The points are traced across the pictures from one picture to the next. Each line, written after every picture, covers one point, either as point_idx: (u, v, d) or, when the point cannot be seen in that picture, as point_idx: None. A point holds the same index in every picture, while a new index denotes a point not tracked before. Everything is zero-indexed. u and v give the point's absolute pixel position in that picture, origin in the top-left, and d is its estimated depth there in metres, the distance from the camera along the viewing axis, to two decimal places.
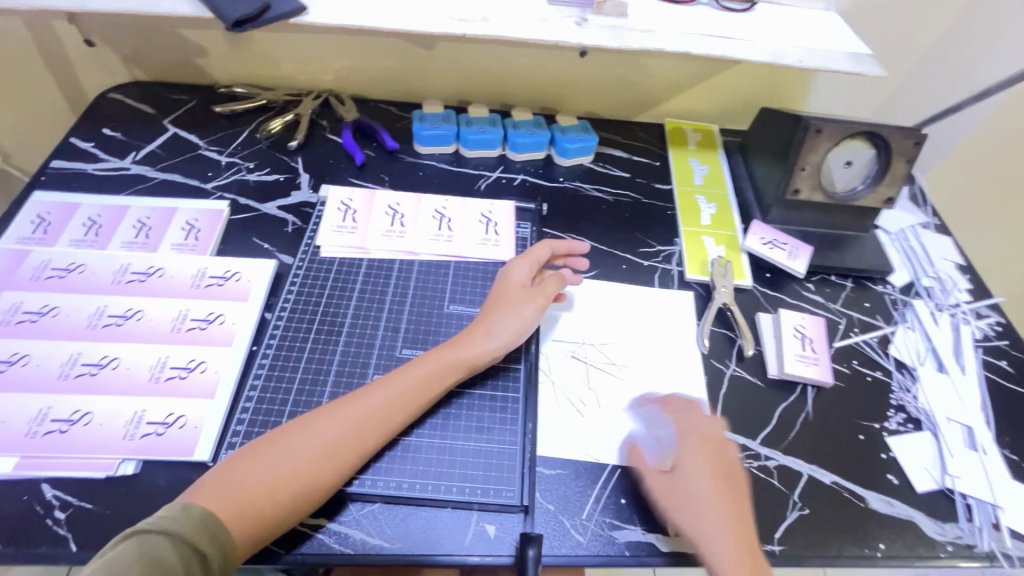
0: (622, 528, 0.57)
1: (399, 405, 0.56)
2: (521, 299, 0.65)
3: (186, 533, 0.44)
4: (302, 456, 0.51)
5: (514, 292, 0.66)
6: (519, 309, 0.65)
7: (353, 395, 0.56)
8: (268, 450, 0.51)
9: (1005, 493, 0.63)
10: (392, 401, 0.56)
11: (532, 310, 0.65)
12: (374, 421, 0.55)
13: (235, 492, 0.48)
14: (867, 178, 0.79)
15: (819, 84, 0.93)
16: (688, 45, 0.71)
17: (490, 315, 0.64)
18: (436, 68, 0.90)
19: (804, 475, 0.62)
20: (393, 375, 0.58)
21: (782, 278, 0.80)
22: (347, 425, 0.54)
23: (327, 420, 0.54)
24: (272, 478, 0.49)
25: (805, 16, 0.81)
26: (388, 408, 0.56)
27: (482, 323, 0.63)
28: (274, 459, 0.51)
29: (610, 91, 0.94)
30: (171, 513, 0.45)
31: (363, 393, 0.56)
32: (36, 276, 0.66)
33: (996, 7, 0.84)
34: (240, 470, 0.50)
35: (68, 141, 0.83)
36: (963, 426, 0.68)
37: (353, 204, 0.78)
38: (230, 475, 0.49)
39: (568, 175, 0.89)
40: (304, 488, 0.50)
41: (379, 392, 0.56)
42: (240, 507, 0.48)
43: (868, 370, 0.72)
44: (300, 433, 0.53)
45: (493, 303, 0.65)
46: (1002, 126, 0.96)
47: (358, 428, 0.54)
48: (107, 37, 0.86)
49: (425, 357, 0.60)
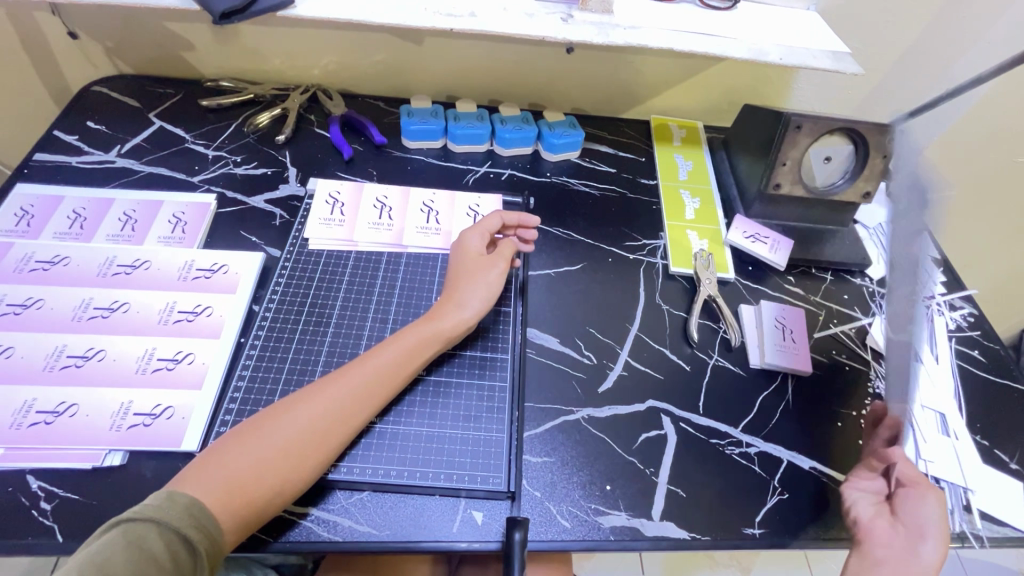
0: (607, 514, 0.58)
1: (381, 382, 0.57)
2: (483, 269, 0.68)
3: (172, 521, 0.45)
4: (288, 437, 0.52)
5: (475, 262, 0.69)
6: (484, 278, 0.67)
7: (333, 376, 0.57)
8: (253, 434, 0.52)
9: (975, 476, 0.65)
10: (373, 378, 0.57)
11: (495, 276, 0.68)
12: (358, 397, 0.56)
13: (222, 478, 0.48)
14: (845, 173, 0.81)
15: (800, 82, 0.95)
16: (672, 42, 0.72)
17: (456, 288, 0.66)
18: (423, 63, 0.91)
19: (785, 461, 0.64)
20: (371, 353, 0.59)
21: (763, 271, 0.81)
22: (330, 405, 0.54)
23: (310, 400, 0.54)
24: (260, 461, 0.50)
25: (786, 15, 0.83)
26: (370, 385, 0.57)
27: (450, 296, 0.65)
28: (260, 444, 0.51)
29: (596, 87, 0.95)
30: (156, 501, 0.46)
31: (343, 373, 0.57)
32: (19, 269, 0.66)
33: (970, 8, 0.86)
34: (226, 456, 0.50)
35: (51, 134, 0.82)
36: (937, 413, 0.70)
37: (341, 197, 0.79)
38: (218, 461, 0.50)
39: (555, 170, 0.90)
40: (294, 469, 0.51)
41: (358, 369, 0.57)
42: (227, 493, 0.48)
43: (846, 359, 0.74)
44: (283, 414, 0.53)
45: (457, 275, 0.68)
46: (977, 124, 0.99)
47: (343, 407, 0.55)
48: (91, 30, 0.86)
49: (401, 335, 0.61)
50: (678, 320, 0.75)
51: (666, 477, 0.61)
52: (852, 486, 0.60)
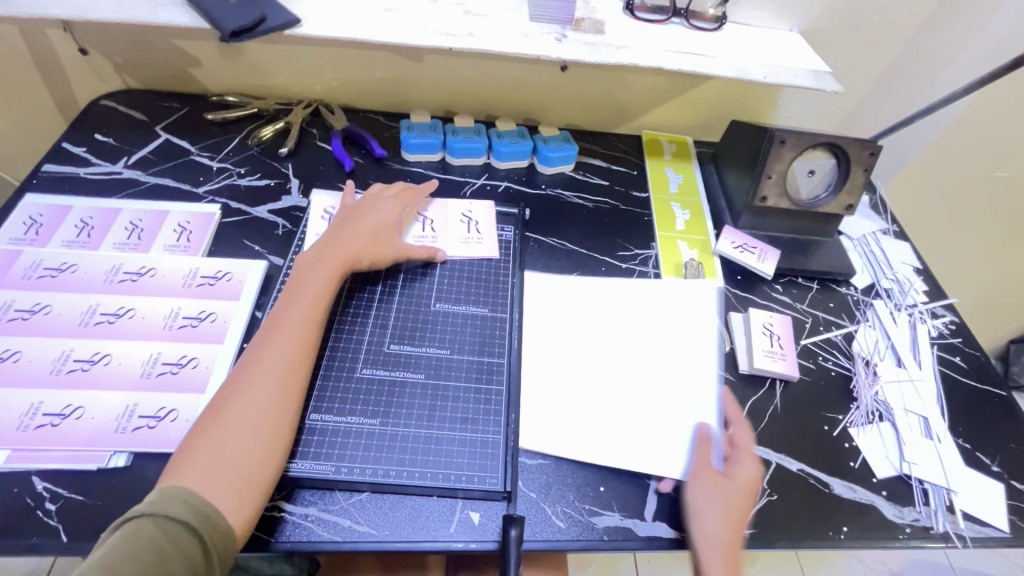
0: (601, 514, 0.60)
1: (305, 335, 0.60)
2: (370, 220, 0.74)
3: (169, 512, 0.46)
4: (249, 413, 0.53)
5: (363, 213, 0.74)
6: (375, 230, 0.73)
7: (268, 339, 0.59)
8: (216, 423, 0.52)
9: (957, 477, 0.67)
10: (300, 336, 0.59)
11: (382, 226, 0.74)
12: (291, 356, 0.58)
13: (204, 467, 0.50)
14: (829, 187, 0.85)
15: (785, 99, 0.99)
16: (661, 61, 0.76)
17: (348, 242, 0.70)
18: (423, 80, 0.94)
19: (773, 463, 0.66)
20: (282, 313, 0.61)
21: (752, 280, 0.84)
22: (273, 372, 0.56)
23: (252, 374, 0.56)
24: (231, 442, 0.51)
25: (770, 36, 0.87)
26: (298, 341, 0.59)
27: (345, 248, 0.69)
28: (227, 427, 0.52)
29: (589, 104, 0.99)
30: (152, 498, 0.47)
31: (268, 338, 0.59)
32: (28, 276, 0.67)
33: (946, 29, 0.91)
34: (198, 447, 0.51)
35: (60, 146, 0.84)
36: (919, 417, 0.72)
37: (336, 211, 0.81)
38: (190, 454, 0.51)
39: (550, 182, 0.93)
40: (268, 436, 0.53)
41: (282, 331, 0.59)
42: (219, 479, 0.49)
43: (831, 364, 0.77)
44: (236, 397, 0.54)
45: (344, 227, 0.72)
46: (953, 141, 1.03)
47: (282, 369, 0.57)
48: (101, 46, 0.88)
49: (301, 290, 0.64)
50: None
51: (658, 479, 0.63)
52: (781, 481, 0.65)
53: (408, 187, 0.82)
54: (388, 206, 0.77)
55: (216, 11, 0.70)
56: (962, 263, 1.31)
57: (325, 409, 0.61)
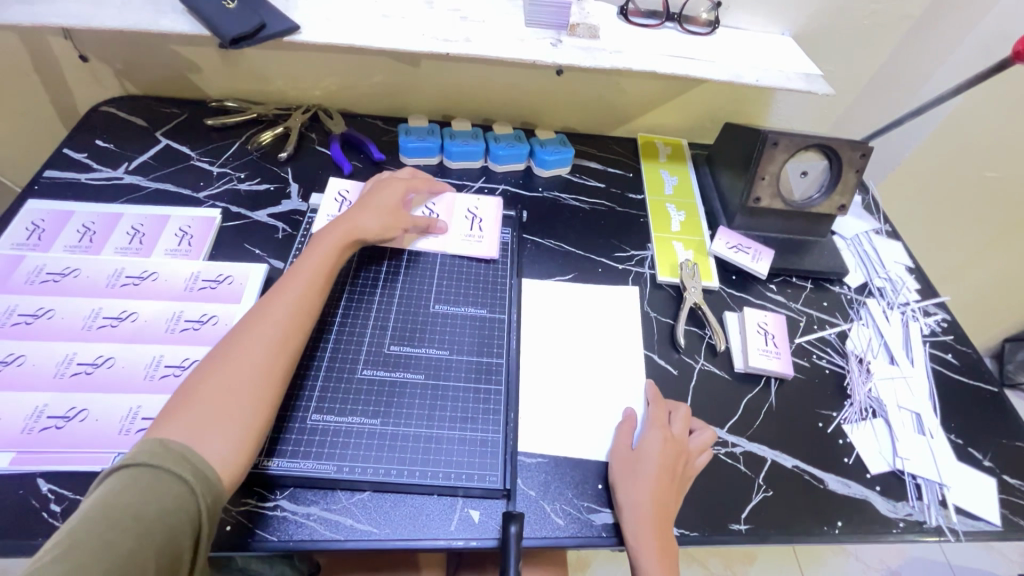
0: (599, 512, 0.60)
1: (304, 303, 0.61)
2: (378, 198, 0.74)
3: (171, 463, 0.46)
4: (246, 370, 0.54)
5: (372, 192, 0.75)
6: (384, 208, 0.74)
7: (268, 303, 0.60)
8: (214, 377, 0.53)
9: (950, 472, 0.68)
10: (300, 303, 0.60)
11: (389, 204, 0.75)
12: (290, 321, 0.59)
13: (200, 417, 0.50)
14: (821, 187, 0.86)
15: (778, 101, 1.00)
16: (655, 64, 0.77)
17: (357, 216, 0.71)
18: (420, 84, 0.95)
19: (769, 460, 0.67)
20: (286, 282, 0.62)
21: (746, 280, 0.85)
22: (272, 333, 0.57)
23: (252, 333, 0.56)
24: (226, 396, 0.52)
25: (762, 40, 0.88)
26: (298, 308, 0.60)
27: (351, 222, 0.70)
28: (223, 382, 0.52)
29: (585, 107, 1.00)
30: (150, 449, 0.46)
31: (270, 303, 0.60)
32: (31, 281, 0.68)
33: (935, 32, 0.92)
34: (195, 398, 0.51)
35: (61, 152, 0.85)
36: (912, 413, 0.73)
37: (348, 195, 0.82)
38: (184, 406, 0.50)
39: (547, 185, 0.94)
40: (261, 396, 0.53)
41: (283, 296, 0.60)
42: (214, 430, 0.50)
43: (825, 362, 0.78)
44: (234, 356, 0.54)
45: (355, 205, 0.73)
46: (944, 142, 1.04)
47: (280, 332, 0.57)
48: (102, 53, 0.89)
49: (304, 261, 0.65)
50: (665, 327, 0.78)
51: None
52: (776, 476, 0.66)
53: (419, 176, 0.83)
54: (399, 185, 0.78)
55: (217, 18, 0.71)
56: (954, 262, 1.32)
57: (326, 409, 0.62)
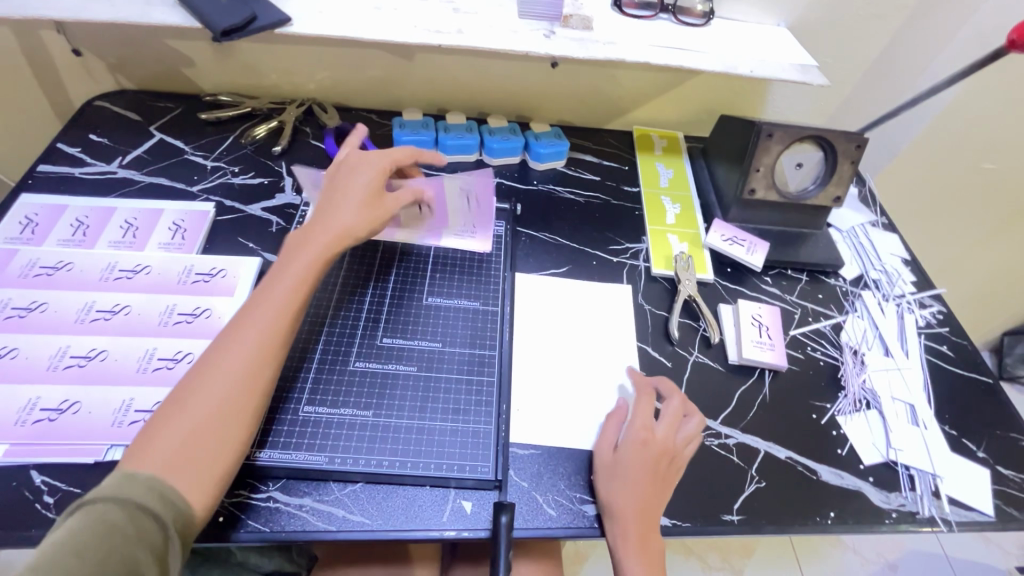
0: (592, 502, 0.61)
1: (281, 318, 0.57)
2: (354, 188, 0.66)
3: (134, 496, 0.44)
4: (218, 400, 0.51)
5: (347, 178, 0.67)
6: (363, 200, 0.65)
7: (242, 322, 0.56)
8: (184, 408, 0.50)
9: (943, 463, 0.68)
10: (276, 317, 0.56)
11: (368, 191, 0.66)
12: (265, 339, 0.55)
13: (169, 447, 0.48)
14: (817, 179, 0.85)
15: (774, 94, 1.00)
16: (648, 55, 0.77)
17: (333, 214, 0.63)
18: (414, 77, 0.95)
19: (762, 452, 0.67)
20: (261, 297, 0.58)
21: (741, 272, 0.85)
22: (246, 354, 0.54)
23: (226, 353, 0.53)
24: (197, 423, 0.50)
25: (757, 31, 0.88)
26: (274, 324, 0.56)
27: (335, 224, 0.63)
28: (194, 413, 0.50)
29: (579, 100, 1.00)
30: (112, 483, 0.45)
31: (245, 318, 0.56)
32: (24, 274, 0.68)
33: (931, 22, 0.91)
34: (166, 425, 0.49)
35: (55, 146, 0.85)
36: (906, 405, 0.73)
37: (331, 177, 0.77)
38: (154, 434, 0.49)
39: (542, 178, 0.94)
40: (234, 421, 0.51)
41: (259, 310, 0.56)
42: (184, 459, 0.48)
43: (819, 354, 0.78)
44: (206, 378, 0.52)
45: (330, 199, 0.65)
46: (941, 133, 1.04)
47: (253, 353, 0.54)
48: (95, 47, 0.89)
49: (281, 270, 0.60)
50: (659, 319, 0.78)
51: None
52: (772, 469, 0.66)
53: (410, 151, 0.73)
54: (379, 168, 0.68)
55: (208, 10, 0.70)
56: (952, 255, 1.32)
57: (319, 401, 0.62)
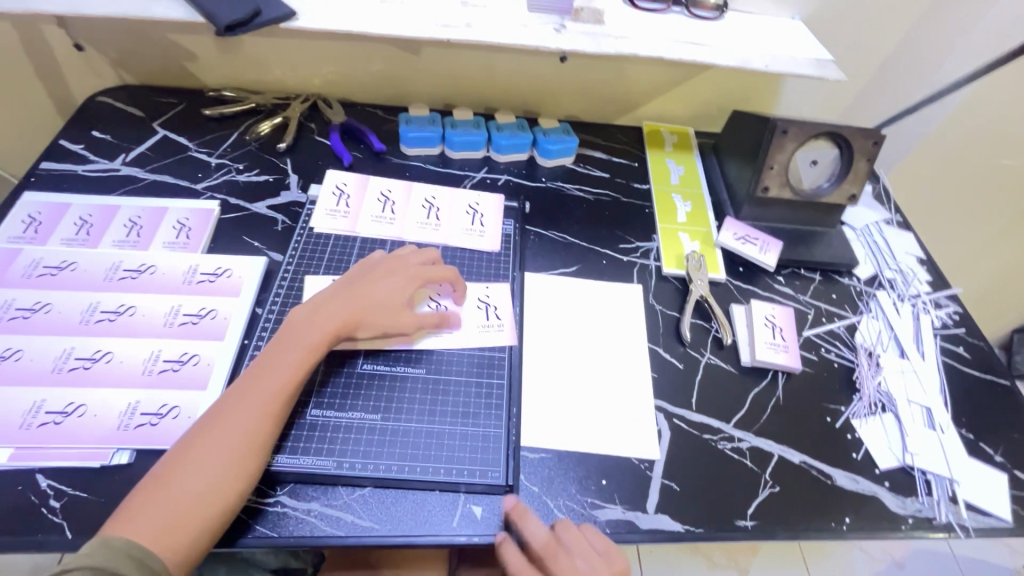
0: (603, 507, 0.60)
1: (280, 393, 0.55)
2: (377, 290, 0.65)
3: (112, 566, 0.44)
4: (209, 466, 0.50)
5: (372, 278, 0.66)
6: (385, 298, 0.64)
7: (246, 387, 0.55)
8: (174, 474, 0.50)
9: (961, 468, 0.67)
10: (280, 385, 0.56)
11: (390, 295, 0.65)
12: (262, 414, 0.54)
13: (154, 515, 0.47)
14: (832, 176, 0.84)
15: (787, 89, 0.98)
16: (661, 50, 0.75)
17: (347, 304, 0.63)
18: (421, 72, 0.93)
19: (775, 455, 0.66)
20: (269, 363, 0.57)
21: (754, 271, 0.84)
22: (240, 425, 0.53)
23: (222, 423, 0.53)
24: (182, 494, 0.49)
25: (771, 24, 0.86)
26: (276, 391, 0.55)
27: (346, 312, 0.62)
28: (184, 479, 0.49)
29: (589, 95, 0.98)
30: (91, 551, 0.45)
31: (246, 387, 0.55)
32: (28, 274, 0.67)
33: (951, 15, 0.89)
34: (154, 493, 0.49)
35: (58, 143, 0.84)
36: (923, 408, 0.72)
37: (347, 188, 0.82)
38: (141, 501, 0.48)
39: (550, 175, 0.92)
40: (219, 492, 0.50)
41: (261, 382, 0.55)
42: (165, 527, 0.47)
43: (834, 356, 0.76)
44: (198, 446, 0.51)
45: (348, 292, 0.64)
46: (958, 128, 1.02)
47: (246, 427, 0.53)
48: (97, 41, 0.88)
49: (288, 345, 0.58)
50: (671, 320, 0.77)
51: (661, 471, 0.63)
52: (785, 474, 0.65)
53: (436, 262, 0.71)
54: (408, 275, 0.67)
55: (211, 4, 0.69)
56: (965, 253, 1.30)
57: (326, 405, 0.61)
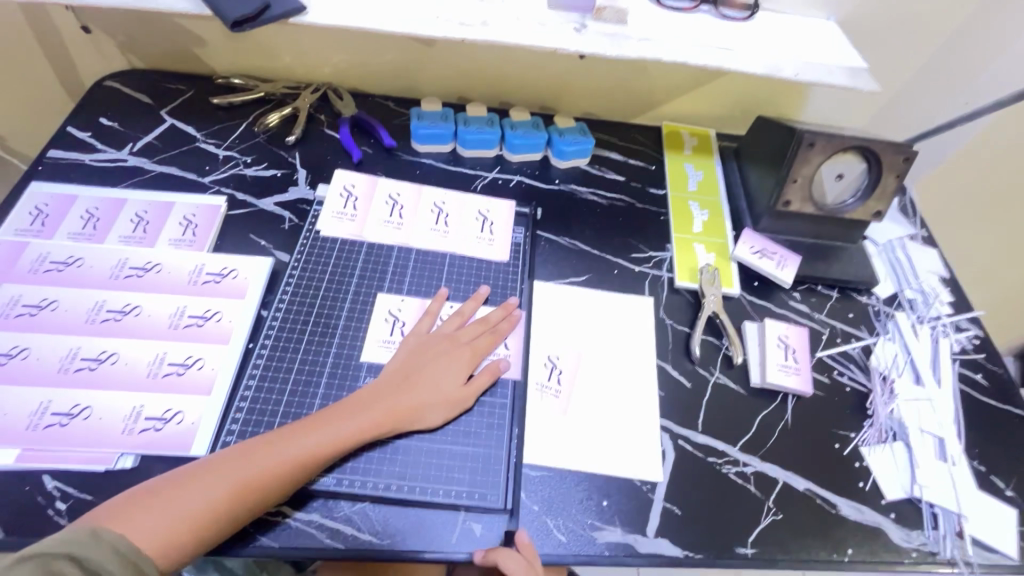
0: (603, 530, 0.59)
1: (315, 451, 0.54)
2: (434, 378, 0.62)
3: (96, 561, 0.44)
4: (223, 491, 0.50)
5: (426, 363, 0.63)
6: (438, 376, 0.63)
7: (287, 433, 0.55)
8: (188, 486, 0.50)
9: (969, 502, 0.66)
10: (317, 439, 0.55)
11: (445, 386, 0.62)
12: (288, 464, 0.53)
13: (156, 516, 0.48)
14: (857, 192, 0.81)
15: (817, 93, 0.93)
16: (686, 54, 0.71)
17: (401, 393, 0.60)
18: (435, 64, 0.90)
19: (780, 481, 0.65)
20: (314, 418, 0.57)
21: (769, 287, 0.82)
22: (262, 467, 0.52)
23: (248, 459, 0.52)
24: (189, 508, 0.49)
25: (805, 26, 0.81)
26: (313, 444, 0.55)
27: (394, 391, 0.60)
28: (197, 493, 0.50)
29: (608, 93, 0.94)
30: (78, 538, 0.44)
31: (282, 439, 0.54)
32: (35, 269, 0.67)
33: (998, 21, 0.84)
34: (163, 498, 0.49)
35: (65, 130, 0.83)
36: (935, 438, 0.70)
37: (355, 190, 0.80)
38: (151, 502, 0.49)
39: (564, 177, 0.90)
40: (223, 519, 0.50)
41: (299, 440, 0.54)
42: (163, 535, 0.47)
43: (846, 379, 0.74)
44: (216, 474, 0.51)
45: (402, 379, 0.61)
46: (992, 140, 0.98)
47: (271, 468, 0.52)
48: (105, 24, 0.86)
49: (337, 409, 0.58)
50: (680, 335, 0.75)
51: (663, 494, 0.63)
52: (790, 500, 0.64)
53: (485, 325, 0.69)
54: (463, 354, 0.65)
55: None
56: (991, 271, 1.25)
57: None
